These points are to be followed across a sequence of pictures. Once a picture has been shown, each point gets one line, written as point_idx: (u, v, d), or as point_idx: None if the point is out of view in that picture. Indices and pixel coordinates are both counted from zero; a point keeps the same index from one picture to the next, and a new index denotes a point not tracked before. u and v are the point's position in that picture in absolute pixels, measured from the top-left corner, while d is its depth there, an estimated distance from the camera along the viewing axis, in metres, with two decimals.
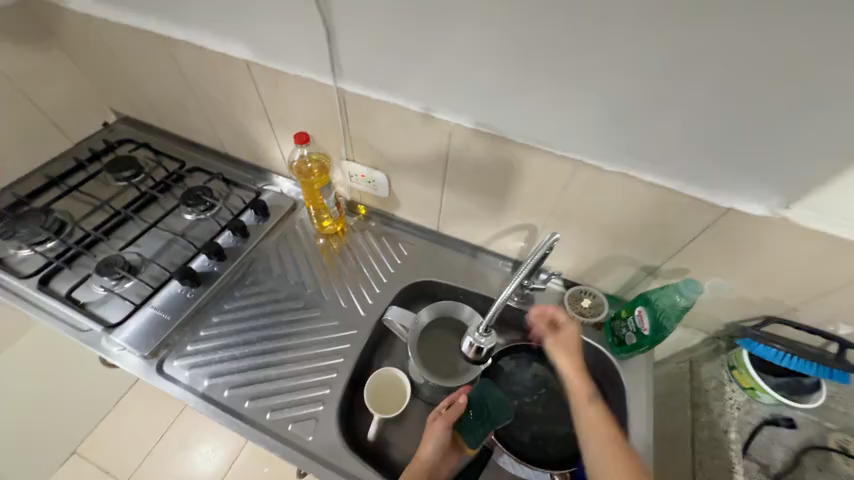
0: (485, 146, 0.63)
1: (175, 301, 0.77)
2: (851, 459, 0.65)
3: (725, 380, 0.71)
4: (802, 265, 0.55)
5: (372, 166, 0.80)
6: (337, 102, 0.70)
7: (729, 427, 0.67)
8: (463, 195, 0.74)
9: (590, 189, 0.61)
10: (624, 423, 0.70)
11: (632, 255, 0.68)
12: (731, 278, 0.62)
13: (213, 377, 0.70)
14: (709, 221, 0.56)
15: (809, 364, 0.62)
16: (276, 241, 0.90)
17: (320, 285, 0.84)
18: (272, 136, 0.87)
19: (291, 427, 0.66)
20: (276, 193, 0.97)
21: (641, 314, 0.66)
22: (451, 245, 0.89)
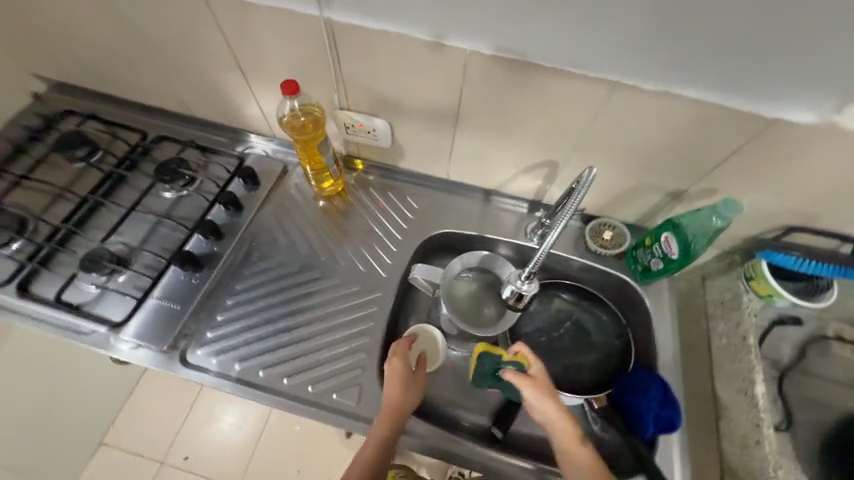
0: (506, 75, 0.56)
1: (180, 288, 0.72)
2: (845, 344, 0.73)
3: (741, 291, 0.73)
4: (836, 169, 0.54)
5: (371, 113, 0.71)
6: (326, 39, 0.60)
7: (748, 333, 0.70)
8: (478, 135, 0.68)
9: (622, 114, 0.57)
10: (652, 343, 0.74)
11: (659, 180, 0.66)
12: (760, 192, 0.61)
13: (243, 360, 0.67)
14: (750, 134, 0.54)
15: (826, 266, 0.64)
16: (275, 210, 0.83)
17: (332, 251, 0.79)
18: (248, 90, 0.75)
19: (336, 395, 0.66)
20: (261, 156, 0.87)
21: (669, 240, 0.67)
22: (462, 192, 0.84)
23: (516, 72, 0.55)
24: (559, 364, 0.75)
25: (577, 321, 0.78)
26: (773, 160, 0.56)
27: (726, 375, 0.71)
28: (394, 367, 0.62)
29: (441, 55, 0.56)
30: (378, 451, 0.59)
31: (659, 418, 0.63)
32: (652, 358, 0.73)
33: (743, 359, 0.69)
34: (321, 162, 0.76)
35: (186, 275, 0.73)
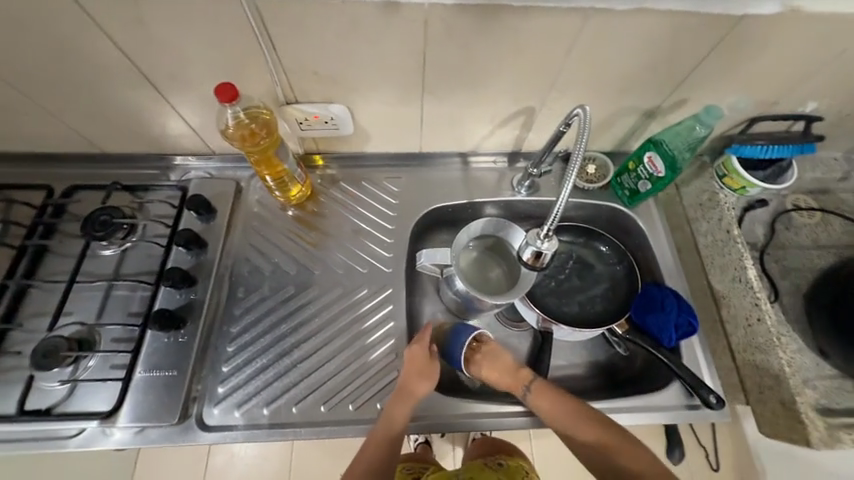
0: (473, 24, 0.50)
1: (168, 352, 0.62)
2: (802, 211, 0.82)
3: (717, 189, 0.78)
4: (793, 53, 0.57)
5: (325, 100, 0.62)
6: (253, 23, 0.50)
7: (730, 225, 0.75)
8: (449, 98, 0.63)
9: (596, 42, 0.54)
10: (650, 259, 0.78)
11: (633, 102, 0.65)
12: (726, 91, 0.63)
13: (270, 403, 0.61)
14: (718, 37, 0.54)
15: (788, 147, 0.69)
16: (244, 234, 0.73)
17: (324, 260, 0.72)
18: (167, 106, 0.63)
19: (380, 404, 0.62)
20: (205, 179, 0.76)
21: (653, 160, 0.68)
22: (439, 161, 0.79)
23: (483, 18, 0.50)
24: (574, 303, 0.77)
25: (579, 257, 0.80)
26: (739, 58, 0.57)
27: (718, 268, 0.77)
28: (416, 352, 0.62)
29: (397, 16, 0.49)
30: (389, 433, 0.58)
31: (678, 326, 0.68)
32: (654, 272, 0.78)
33: (732, 250, 0.74)
34: (283, 169, 0.67)
35: (169, 336, 0.63)
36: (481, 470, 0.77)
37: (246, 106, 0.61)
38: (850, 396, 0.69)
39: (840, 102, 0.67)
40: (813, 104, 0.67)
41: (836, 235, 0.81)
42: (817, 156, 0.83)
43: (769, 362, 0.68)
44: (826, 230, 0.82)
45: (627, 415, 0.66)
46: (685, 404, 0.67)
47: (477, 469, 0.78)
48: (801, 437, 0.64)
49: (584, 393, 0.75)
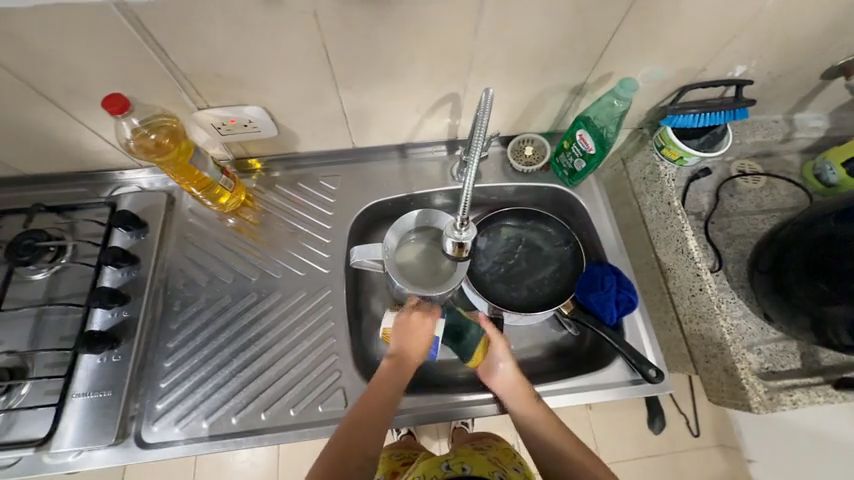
0: (366, 13, 0.48)
1: (102, 373, 0.61)
2: (747, 177, 0.81)
3: (657, 161, 0.76)
4: (705, 18, 0.55)
5: (238, 102, 0.60)
6: (133, 29, 0.47)
7: (671, 196, 0.74)
8: (366, 90, 0.61)
9: (500, 21, 0.52)
10: (595, 236, 0.78)
11: (557, 80, 0.64)
12: (647, 62, 0.62)
13: (210, 415, 0.61)
14: (626, 7, 0.52)
15: (719, 114, 0.68)
16: (179, 247, 0.72)
17: (262, 267, 0.71)
18: (74, 123, 0.60)
19: (322, 407, 0.62)
20: (136, 193, 0.73)
21: (584, 137, 0.67)
22: (376, 155, 0.78)
23: (375, 6, 0.48)
24: (524, 286, 0.75)
25: (528, 241, 0.78)
26: (652, 27, 0.56)
27: (663, 241, 0.77)
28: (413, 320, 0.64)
29: (283, 9, 0.47)
30: (383, 400, 0.59)
31: (619, 302, 0.69)
32: (600, 250, 0.77)
33: (673, 222, 0.74)
34: (206, 178, 0.65)
35: (102, 356, 0.62)
36: (471, 454, 0.73)
37: (147, 119, 0.58)
38: (793, 358, 0.69)
39: (765, 64, 0.66)
40: (740, 68, 0.66)
41: (781, 198, 0.81)
42: (757, 120, 0.82)
43: (711, 331, 0.68)
44: (772, 193, 0.81)
45: (572, 395, 0.67)
46: (629, 380, 0.67)
47: (467, 453, 0.74)
48: (742, 402, 0.64)
49: (538, 376, 0.75)
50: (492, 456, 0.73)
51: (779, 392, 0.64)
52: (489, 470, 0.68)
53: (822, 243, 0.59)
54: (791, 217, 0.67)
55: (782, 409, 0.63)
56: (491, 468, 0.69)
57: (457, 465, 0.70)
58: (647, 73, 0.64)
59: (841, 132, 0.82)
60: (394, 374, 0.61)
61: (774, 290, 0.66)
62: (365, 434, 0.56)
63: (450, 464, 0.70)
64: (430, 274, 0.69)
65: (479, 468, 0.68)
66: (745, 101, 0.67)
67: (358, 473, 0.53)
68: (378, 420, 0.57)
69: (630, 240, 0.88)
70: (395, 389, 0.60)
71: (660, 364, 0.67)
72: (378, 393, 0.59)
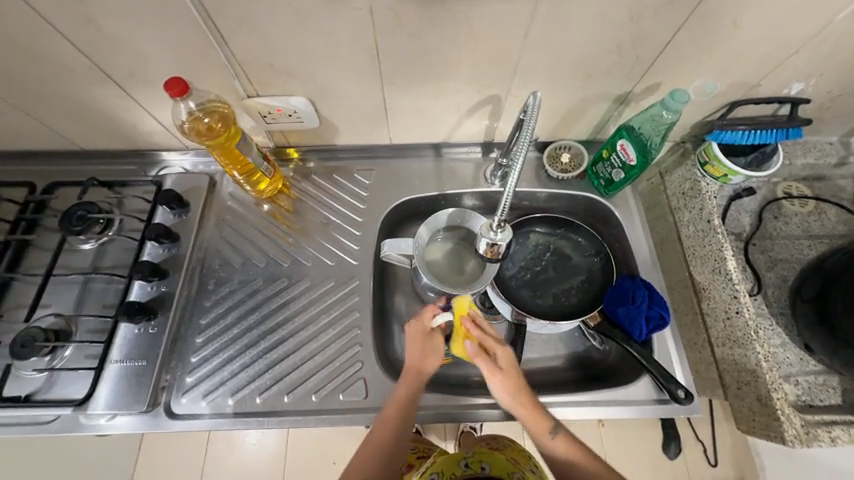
0: (419, 12, 0.49)
1: (138, 342, 0.64)
2: (793, 200, 0.78)
3: (698, 177, 0.74)
4: (769, 32, 0.53)
5: (286, 93, 0.62)
6: (198, 17, 0.49)
7: (712, 214, 0.72)
8: (409, 89, 0.62)
9: (551, 27, 0.52)
10: (627, 250, 0.76)
11: (602, 89, 0.63)
12: (699, 74, 0.60)
13: (235, 393, 0.63)
14: (683, 18, 0.51)
15: (770, 132, 0.65)
16: (216, 228, 0.75)
17: (293, 254, 0.73)
18: (133, 103, 0.64)
19: (342, 396, 0.63)
20: (181, 173, 0.77)
21: (625, 147, 0.66)
22: (411, 153, 0.79)
23: (430, 6, 0.48)
24: (549, 294, 0.74)
25: (556, 249, 0.78)
26: (709, 39, 0.54)
27: (699, 259, 0.75)
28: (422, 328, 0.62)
29: (340, 4, 0.48)
30: (393, 421, 0.57)
31: (649, 318, 0.66)
32: (631, 264, 0.75)
33: (712, 240, 0.71)
34: (249, 164, 0.67)
35: (140, 326, 0.65)
36: (488, 452, 0.74)
37: (202, 104, 0.61)
38: (833, 393, 0.65)
39: (825, 83, 0.63)
40: (798, 86, 0.64)
41: (830, 225, 0.77)
42: (809, 141, 0.79)
43: (745, 356, 0.65)
44: (820, 219, 0.77)
45: (595, 408, 0.65)
46: (654, 399, 0.65)
47: (483, 451, 0.75)
48: (775, 434, 0.61)
49: (557, 386, 0.74)
50: (510, 456, 0.75)
51: (817, 427, 0.60)
52: (508, 471, 0.69)
53: None
54: (842, 246, 0.64)
55: (820, 446, 0.59)
56: (509, 469, 0.70)
57: (475, 463, 0.71)
58: (699, 85, 0.62)
59: None
60: (410, 388, 0.59)
61: (817, 320, 0.63)
62: (372, 455, 0.56)
63: (468, 462, 0.71)
64: (453, 273, 0.71)
65: (498, 469, 0.70)
66: (801, 121, 0.64)
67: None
68: (387, 445, 0.56)
69: (662, 255, 0.86)
70: (407, 411, 0.58)
71: (689, 385, 0.65)
72: (390, 417, 0.57)
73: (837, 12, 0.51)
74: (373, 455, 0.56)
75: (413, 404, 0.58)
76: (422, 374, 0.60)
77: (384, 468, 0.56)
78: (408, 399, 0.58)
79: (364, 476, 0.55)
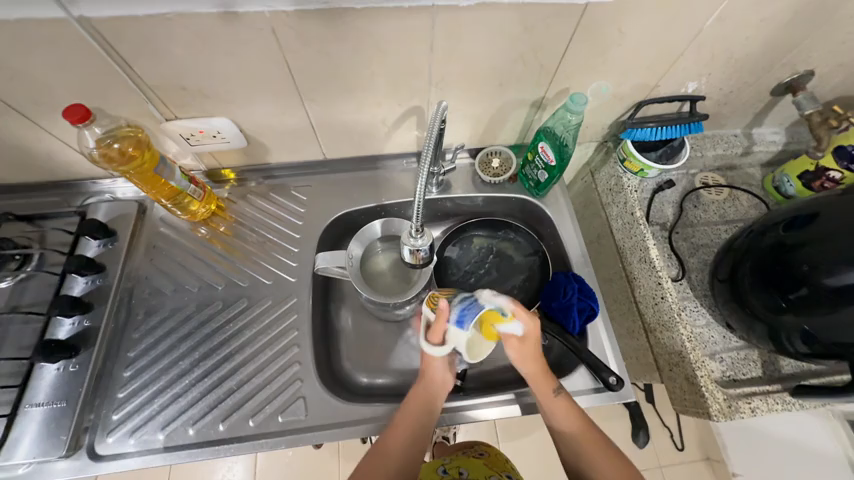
0: (321, 29, 0.50)
1: (57, 383, 0.60)
2: (711, 189, 0.83)
3: (621, 174, 0.79)
4: (652, 37, 0.58)
5: (206, 114, 0.62)
6: (94, 42, 0.49)
7: (633, 207, 0.76)
8: (330, 103, 0.63)
9: (453, 39, 0.54)
10: (562, 247, 0.79)
11: (518, 95, 0.67)
12: (601, 76, 0.65)
13: (166, 426, 0.61)
14: (573, 27, 0.55)
15: (676, 127, 0.70)
16: (147, 256, 0.72)
17: (229, 276, 0.72)
18: (42, 132, 0.61)
19: (282, 417, 0.62)
20: (110, 202, 0.74)
21: (545, 150, 0.69)
22: (349, 166, 0.79)
23: (331, 23, 0.50)
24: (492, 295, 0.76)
25: (499, 251, 0.80)
26: (599, 46, 0.59)
27: (628, 250, 0.78)
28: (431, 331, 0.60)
29: (242, 25, 0.49)
30: (405, 425, 0.59)
31: (581, 310, 0.69)
32: (567, 260, 0.78)
33: (636, 232, 0.75)
34: (172, 188, 0.66)
35: (59, 366, 0.61)
36: (467, 459, 0.73)
37: (111, 130, 0.59)
38: (755, 366, 0.69)
39: (715, 81, 0.70)
40: (693, 84, 0.70)
41: (743, 209, 0.82)
42: (717, 134, 0.85)
43: (673, 339, 0.69)
44: (734, 205, 0.82)
45: None
46: (591, 388, 0.67)
47: (463, 458, 0.74)
48: (703, 410, 0.65)
49: (506, 384, 0.75)
50: (488, 462, 0.73)
51: (738, 400, 0.65)
52: (485, 475, 0.68)
53: (775, 250, 0.59)
54: (749, 226, 0.67)
55: (741, 416, 0.64)
56: (488, 472, 0.69)
57: (454, 469, 0.70)
58: (593, 89, 0.67)
59: (798, 146, 0.85)
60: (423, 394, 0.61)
61: (734, 298, 0.65)
62: (384, 452, 0.58)
63: (447, 469, 0.70)
64: (389, 284, 0.72)
65: (477, 473, 0.68)
66: (701, 115, 0.69)
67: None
68: (397, 445, 0.58)
69: (601, 250, 0.90)
70: (424, 412, 0.60)
71: (622, 373, 0.68)
72: (407, 418, 0.59)
73: (706, 16, 0.56)
74: (388, 452, 0.57)
75: (428, 404, 0.60)
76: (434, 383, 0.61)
77: (397, 466, 0.57)
78: (418, 402, 0.60)
79: (378, 471, 0.57)
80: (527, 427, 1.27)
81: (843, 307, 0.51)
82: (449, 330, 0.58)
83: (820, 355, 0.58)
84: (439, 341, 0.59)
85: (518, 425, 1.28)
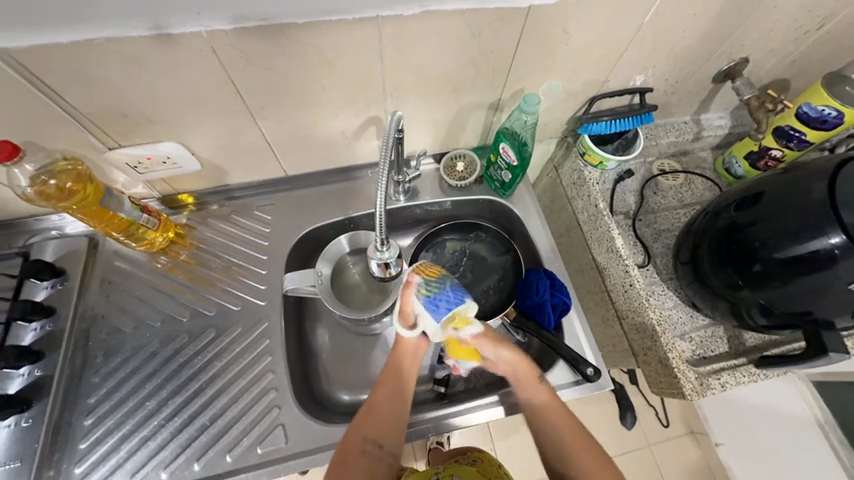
0: (265, 45, 0.49)
1: (8, 442, 0.56)
2: (667, 175, 0.86)
3: (582, 168, 0.81)
4: (596, 35, 0.60)
5: (152, 140, 0.59)
6: (17, 74, 0.46)
7: (597, 199, 0.78)
8: (285, 120, 0.61)
9: (403, 48, 0.54)
10: (532, 244, 0.80)
11: (475, 98, 0.67)
12: (553, 74, 0.66)
13: (135, 473, 0.58)
14: (519, 29, 0.56)
15: (629, 119, 0.73)
16: (102, 293, 0.68)
17: (194, 306, 0.68)
18: None
19: (261, 448, 0.60)
20: (57, 239, 0.69)
21: (506, 150, 0.70)
22: (314, 180, 0.77)
23: (274, 39, 0.48)
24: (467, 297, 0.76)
25: (472, 254, 0.80)
26: (548, 47, 0.60)
27: (596, 241, 0.80)
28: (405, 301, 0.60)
29: (178, 46, 0.47)
30: (390, 389, 0.58)
31: (555, 305, 0.70)
32: (538, 256, 0.79)
33: (601, 223, 0.77)
34: (123, 219, 0.62)
35: (10, 422, 0.57)
36: (459, 467, 0.72)
37: (45, 165, 0.55)
38: (722, 342, 0.72)
39: (660, 73, 0.73)
40: (640, 77, 0.72)
41: (699, 192, 0.85)
42: (669, 122, 0.89)
43: (644, 324, 0.71)
44: (690, 189, 0.86)
45: None
46: (571, 381, 0.68)
47: (454, 466, 0.73)
48: (678, 390, 0.67)
49: (490, 385, 0.75)
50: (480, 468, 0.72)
51: (708, 376, 0.67)
52: None
53: (728, 231, 0.61)
54: (704, 209, 0.70)
55: (712, 392, 0.67)
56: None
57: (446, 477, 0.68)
58: (547, 88, 0.69)
59: (742, 128, 0.89)
60: (408, 361, 0.62)
61: (697, 278, 0.68)
62: (372, 415, 0.56)
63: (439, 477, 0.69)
64: (363, 299, 0.71)
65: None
66: (650, 106, 0.72)
67: (360, 456, 0.53)
68: (385, 407, 0.57)
69: (571, 242, 0.92)
70: (400, 376, 0.60)
71: (599, 363, 0.69)
72: (388, 383, 0.59)
73: (644, 13, 0.58)
74: (376, 416, 0.56)
75: (405, 370, 0.61)
76: (419, 349, 0.63)
77: (385, 428, 0.55)
78: (402, 365, 0.61)
79: (365, 436, 0.54)
80: (519, 423, 1.28)
81: (792, 279, 0.54)
82: (417, 308, 0.59)
83: (777, 326, 0.61)
84: (409, 320, 0.60)
85: (510, 423, 1.28)
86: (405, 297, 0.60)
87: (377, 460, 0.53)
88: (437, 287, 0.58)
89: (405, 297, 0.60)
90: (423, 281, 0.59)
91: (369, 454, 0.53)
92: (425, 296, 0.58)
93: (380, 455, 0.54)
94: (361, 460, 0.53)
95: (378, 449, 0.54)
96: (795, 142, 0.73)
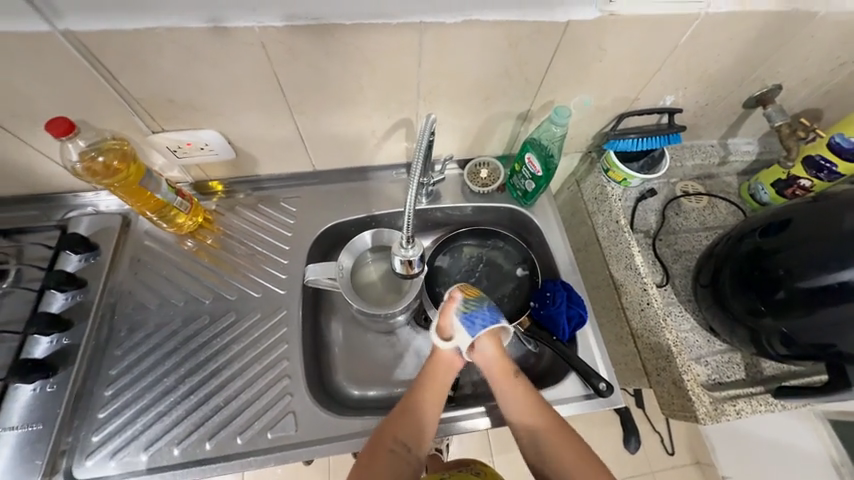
0: (311, 44, 0.51)
1: (33, 405, 0.58)
2: (691, 197, 0.85)
3: (605, 183, 0.81)
4: (631, 53, 0.61)
5: (193, 127, 0.62)
6: (80, 56, 0.49)
7: (618, 216, 0.78)
8: (320, 116, 0.63)
9: (441, 54, 0.56)
10: (550, 255, 0.81)
11: (505, 108, 0.69)
12: (584, 89, 0.67)
13: (149, 446, 0.59)
14: (556, 43, 0.57)
15: (657, 138, 0.73)
16: (131, 270, 0.70)
17: (216, 289, 0.70)
18: (22, 145, 0.60)
19: (271, 434, 0.61)
20: (92, 215, 0.72)
21: (531, 161, 0.71)
22: (340, 177, 0.79)
23: (320, 38, 0.51)
24: None
25: (489, 260, 0.80)
26: (582, 62, 0.61)
27: (614, 258, 0.80)
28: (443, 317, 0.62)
29: (231, 39, 0.49)
30: (421, 396, 0.59)
31: (570, 317, 0.70)
32: (555, 268, 0.80)
33: (621, 239, 0.77)
34: (158, 200, 0.65)
35: (36, 386, 0.59)
36: (464, 475, 0.73)
37: (95, 143, 0.59)
38: (739, 368, 0.71)
39: (690, 95, 0.73)
40: (670, 98, 0.73)
41: (722, 216, 0.85)
42: (695, 145, 0.89)
43: (660, 343, 0.71)
44: (714, 212, 0.85)
45: None
46: (582, 395, 0.68)
47: (459, 473, 0.74)
48: (691, 414, 0.66)
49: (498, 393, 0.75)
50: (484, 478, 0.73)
51: (723, 402, 0.66)
52: None
53: (753, 255, 0.61)
54: (728, 233, 0.69)
55: (727, 419, 0.66)
56: None
57: None
58: (578, 102, 0.70)
59: (770, 155, 0.89)
60: (442, 375, 0.61)
61: (716, 302, 0.67)
62: (403, 419, 0.57)
63: None
64: (380, 296, 0.72)
65: None
66: (679, 126, 0.72)
67: (389, 455, 0.55)
68: (416, 410, 0.58)
69: (588, 257, 0.92)
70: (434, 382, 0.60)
71: (611, 379, 0.68)
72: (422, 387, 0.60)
73: (680, 34, 0.59)
74: (407, 419, 0.57)
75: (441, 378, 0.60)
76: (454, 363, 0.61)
77: (412, 431, 0.57)
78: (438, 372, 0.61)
79: (394, 436, 0.56)
80: None
81: (818, 309, 0.53)
82: (454, 323, 0.61)
83: (799, 356, 0.60)
84: (446, 333, 0.61)
85: (511, 436, 1.27)
86: (444, 312, 0.62)
87: (403, 460, 0.55)
88: (476, 306, 0.61)
89: (446, 311, 0.62)
90: (463, 298, 0.61)
91: (396, 454, 0.55)
92: (464, 312, 0.60)
93: (408, 455, 0.56)
94: (389, 458, 0.55)
95: (406, 451, 0.56)
96: (825, 173, 0.73)
